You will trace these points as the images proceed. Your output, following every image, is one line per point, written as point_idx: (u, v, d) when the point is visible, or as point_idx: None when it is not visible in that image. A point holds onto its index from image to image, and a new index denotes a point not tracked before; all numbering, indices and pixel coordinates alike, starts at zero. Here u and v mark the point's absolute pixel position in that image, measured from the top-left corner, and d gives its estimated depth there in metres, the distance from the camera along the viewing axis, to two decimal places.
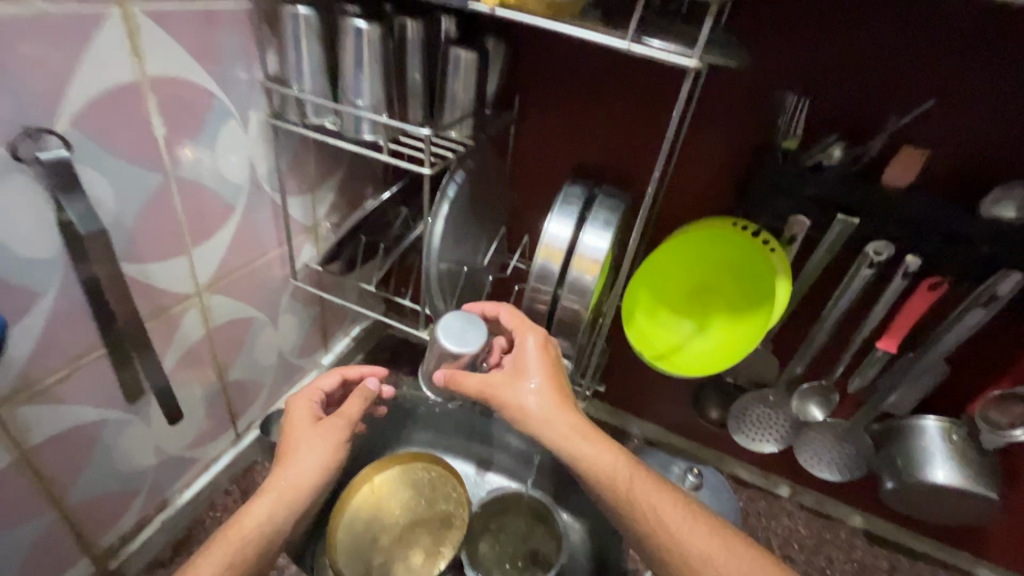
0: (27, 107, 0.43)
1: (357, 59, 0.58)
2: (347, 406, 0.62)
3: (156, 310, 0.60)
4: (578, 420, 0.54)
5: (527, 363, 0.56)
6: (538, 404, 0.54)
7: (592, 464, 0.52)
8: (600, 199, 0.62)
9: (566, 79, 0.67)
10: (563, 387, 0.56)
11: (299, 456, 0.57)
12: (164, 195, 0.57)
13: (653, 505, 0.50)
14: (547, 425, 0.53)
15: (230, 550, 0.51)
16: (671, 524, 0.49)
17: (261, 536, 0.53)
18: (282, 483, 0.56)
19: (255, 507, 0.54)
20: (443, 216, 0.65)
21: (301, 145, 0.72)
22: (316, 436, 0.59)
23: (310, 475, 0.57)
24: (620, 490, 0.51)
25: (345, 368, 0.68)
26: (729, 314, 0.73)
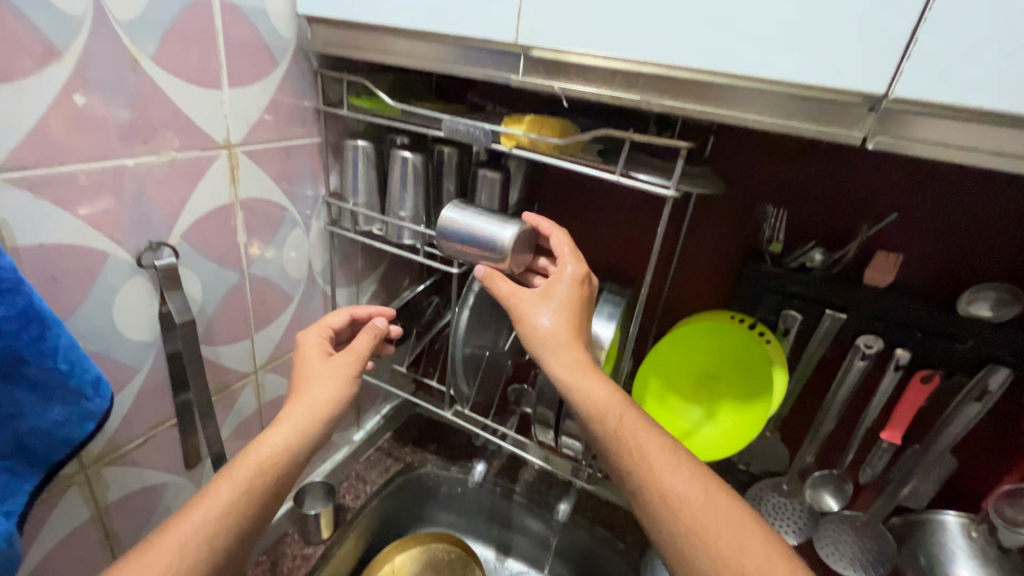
0: (153, 227, 0.55)
1: (403, 181, 0.71)
2: (358, 342, 0.68)
3: (220, 386, 0.70)
4: (582, 356, 0.57)
5: (555, 290, 0.61)
6: (555, 328, 0.59)
7: (587, 396, 0.55)
8: (604, 294, 0.70)
9: (576, 193, 0.79)
10: (578, 322, 0.60)
11: (310, 390, 0.62)
12: (238, 289, 0.68)
13: (640, 443, 0.52)
14: (560, 346, 0.57)
15: (246, 474, 0.54)
16: (655, 461, 0.52)
17: (278, 462, 0.56)
18: (297, 413, 0.60)
19: (272, 434, 0.57)
20: (468, 307, 0.76)
21: (352, 246, 0.85)
22: (328, 371, 0.64)
23: (322, 407, 0.61)
24: (609, 424, 0.53)
25: (356, 309, 0.76)
26: (735, 402, 0.77)
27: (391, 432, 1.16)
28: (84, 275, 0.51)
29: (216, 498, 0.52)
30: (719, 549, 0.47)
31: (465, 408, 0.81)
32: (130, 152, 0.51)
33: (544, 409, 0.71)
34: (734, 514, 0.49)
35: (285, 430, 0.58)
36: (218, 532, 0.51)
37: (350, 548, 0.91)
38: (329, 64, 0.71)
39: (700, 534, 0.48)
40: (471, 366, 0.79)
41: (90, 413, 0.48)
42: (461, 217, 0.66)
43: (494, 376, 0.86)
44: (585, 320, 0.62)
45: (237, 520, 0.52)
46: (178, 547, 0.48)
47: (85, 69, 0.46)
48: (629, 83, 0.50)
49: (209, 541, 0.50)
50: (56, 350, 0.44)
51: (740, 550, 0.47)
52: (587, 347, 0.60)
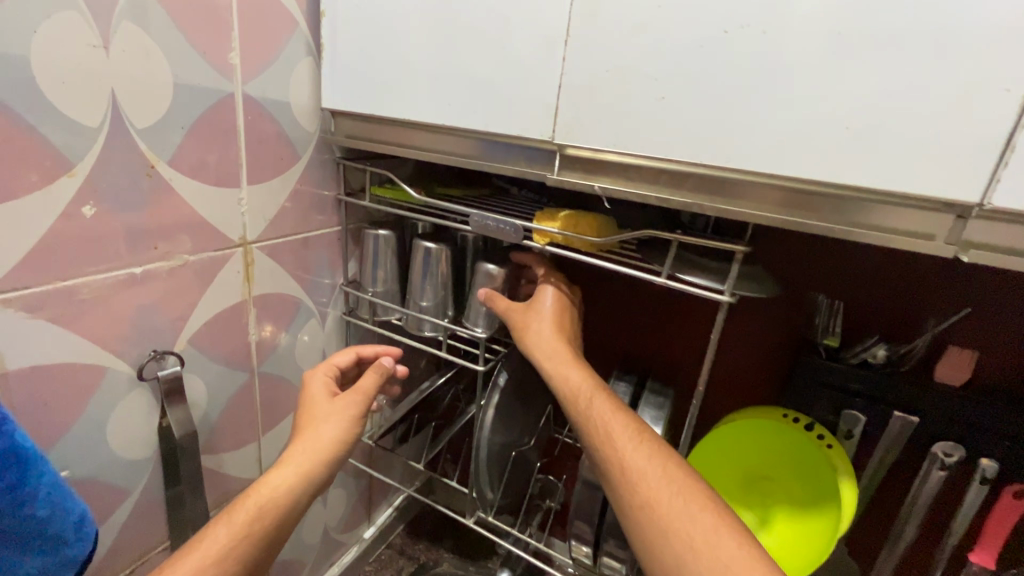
0: (158, 335, 0.51)
1: (425, 271, 0.67)
2: (363, 380, 0.61)
3: (222, 497, 0.64)
4: (561, 345, 0.58)
5: (540, 297, 0.62)
6: (539, 324, 0.60)
7: (564, 380, 0.55)
8: (645, 394, 0.63)
9: (606, 279, 0.74)
10: (564, 322, 0.61)
11: (315, 430, 0.55)
12: (247, 390, 0.63)
13: (606, 419, 0.51)
14: (542, 338, 0.58)
15: (247, 516, 0.48)
16: (618, 436, 0.49)
17: (280, 508, 0.50)
18: (300, 456, 0.53)
19: (274, 477, 0.51)
20: (495, 404, 0.70)
21: (369, 332, 0.81)
22: (334, 412, 0.57)
23: (326, 447, 0.54)
24: (579, 403, 0.53)
25: (361, 347, 0.67)
26: (792, 511, 0.68)
27: (404, 525, 1.07)
28: (77, 395, 0.46)
29: (213, 542, 0.46)
30: (677, 527, 0.43)
31: (489, 515, 0.73)
32: (139, 259, 0.48)
33: (581, 524, 0.62)
34: (694, 491, 0.46)
35: (289, 474, 0.51)
36: None
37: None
38: (352, 154, 0.69)
39: (661, 514, 0.44)
40: (496, 467, 0.72)
41: (68, 560, 0.42)
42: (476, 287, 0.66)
43: (519, 474, 0.79)
44: (572, 323, 0.62)
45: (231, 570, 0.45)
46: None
47: (97, 179, 0.43)
48: (677, 183, 0.46)
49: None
50: (36, 495, 0.39)
51: (691, 524, 0.43)
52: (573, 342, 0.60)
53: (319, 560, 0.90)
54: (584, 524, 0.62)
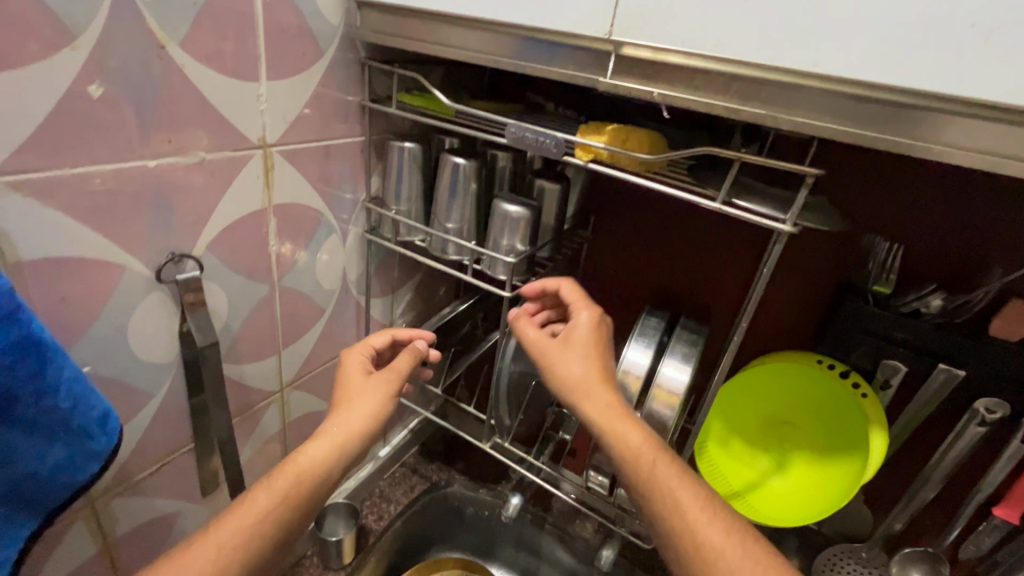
0: (176, 236, 0.49)
1: (452, 188, 0.63)
2: (397, 360, 0.60)
3: (244, 406, 0.64)
4: (614, 398, 0.52)
5: (577, 336, 0.56)
6: (587, 369, 0.53)
7: (620, 439, 0.49)
8: (677, 331, 0.61)
9: (643, 206, 0.70)
10: (608, 365, 0.55)
11: (351, 404, 0.55)
12: (268, 302, 0.62)
13: (673, 489, 0.47)
14: (594, 390, 0.52)
15: (285, 483, 0.49)
16: (691, 512, 0.46)
17: (319, 477, 0.50)
18: (337, 426, 0.53)
19: (311, 447, 0.51)
20: (518, 333, 0.68)
21: (389, 252, 0.78)
22: (370, 387, 0.57)
23: (362, 420, 0.54)
24: (640, 467, 0.48)
25: (397, 328, 0.65)
26: (812, 457, 0.68)
27: (418, 446, 1.10)
28: (95, 292, 0.44)
29: (256, 502, 0.47)
30: None
31: (505, 441, 0.73)
32: (152, 152, 0.44)
33: (602, 456, 0.62)
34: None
35: (324, 446, 0.51)
36: (255, 541, 0.46)
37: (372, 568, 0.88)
38: (378, 54, 0.63)
39: None
40: (516, 395, 0.71)
41: (94, 453, 0.41)
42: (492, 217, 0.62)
43: (537, 404, 0.79)
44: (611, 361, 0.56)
45: (269, 535, 0.47)
46: (216, 551, 0.44)
47: (103, 56, 0.39)
48: (748, 94, 0.40)
49: (241, 552, 0.45)
50: (58, 384, 0.38)
51: None
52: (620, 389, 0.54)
53: None
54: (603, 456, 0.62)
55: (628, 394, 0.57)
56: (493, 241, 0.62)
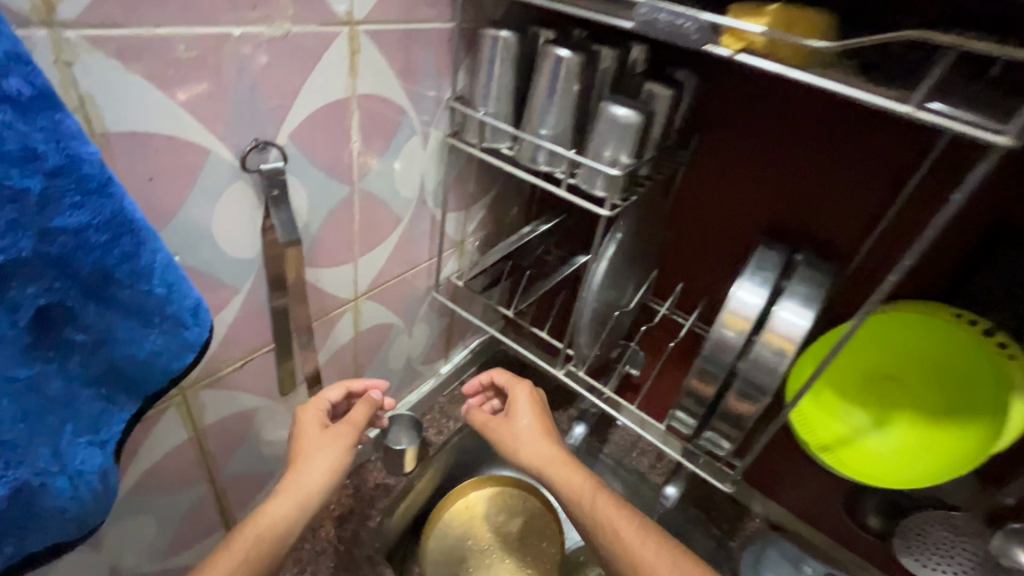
0: (260, 120, 0.45)
1: (551, 87, 0.56)
2: (353, 412, 0.62)
3: (321, 312, 0.63)
4: (558, 449, 0.64)
5: (519, 407, 0.68)
6: (527, 429, 0.66)
7: (565, 481, 0.61)
8: (799, 269, 0.53)
9: (770, 120, 0.62)
10: (549, 427, 0.67)
11: (309, 461, 0.56)
12: (348, 204, 0.58)
13: (613, 520, 0.58)
14: (534, 442, 0.64)
15: (243, 548, 0.50)
16: (628, 538, 0.56)
17: (276, 538, 0.52)
18: (294, 485, 0.54)
19: (269, 508, 0.52)
20: (608, 257, 0.62)
21: (467, 163, 0.73)
22: (324, 444, 0.58)
23: (320, 478, 0.56)
24: (585, 503, 0.59)
25: (351, 381, 0.64)
26: (918, 415, 0.63)
27: (477, 367, 1.10)
28: (180, 175, 0.41)
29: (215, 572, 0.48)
30: None
31: (580, 371, 0.69)
32: (238, 18, 0.39)
33: (690, 397, 0.57)
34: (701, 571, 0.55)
35: (282, 505, 0.53)
36: None
37: (431, 478, 0.91)
38: None
39: None
40: (597, 324, 0.67)
41: (189, 343, 0.40)
42: (595, 124, 0.55)
43: (613, 335, 0.75)
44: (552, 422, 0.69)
45: None
46: None
47: None
48: None
49: None
50: (151, 269, 0.35)
51: None
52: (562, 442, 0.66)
53: (401, 386, 0.92)
54: (693, 398, 0.56)
55: (732, 336, 0.52)
56: (593, 151, 0.55)
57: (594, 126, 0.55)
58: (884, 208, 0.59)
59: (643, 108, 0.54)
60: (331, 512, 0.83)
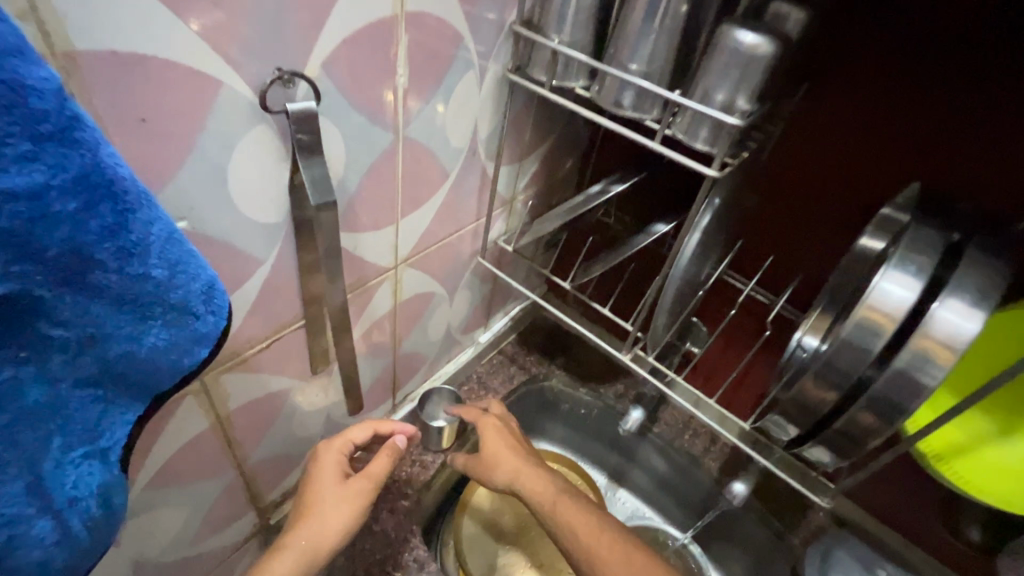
0: (285, 44, 0.34)
1: (652, 7, 0.43)
2: (374, 464, 0.59)
3: (359, 282, 0.54)
4: (521, 464, 0.61)
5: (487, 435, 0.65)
6: (494, 448, 0.63)
7: (530, 490, 0.59)
8: (966, 254, 0.41)
9: (923, 58, 0.49)
10: (518, 444, 0.64)
11: (319, 516, 0.55)
12: (390, 155, 0.48)
13: (571, 522, 0.55)
14: (500, 460, 0.62)
15: None
16: (582, 534, 0.54)
17: None
18: (301, 541, 0.53)
19: (274, 564, 0.51)
20: (702, 228, 0.51)
21: (526, 106, 0.61)
22: (342, 498, 0.56)
23: (330, 535, 0.54)
24: (544, 509, 0.57)
25: (379, 423, 0.64)
26: None
27: (516, 334, 1.02)
28: (184, 116, 0.32)
29: None
30: None
31: (651, 356, 0.60)
32: None
33: (796, 402, 0.47)
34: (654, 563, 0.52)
35: (291, 559, 0.52)
36: None
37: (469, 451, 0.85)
38: None
39: None
40: (676, 306, 0.57)
41: (201, 338, 0.31)
42: (710, 58, 0.42)
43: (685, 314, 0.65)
44: (522, 439, 0.66)
45: None
46: None
47: None
48: None
49: None
50: (147, 244, 0.27)
51: None
52: (531, 455, 0.63)
53: (438, 357, 0.84)
54: (801, 404, 0.47)
55: (871, 336, 0.41)
56: (700, 94, 0.44)
57: (708, 60, 0.43)
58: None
59: (776, 37, 0.41)
60: None
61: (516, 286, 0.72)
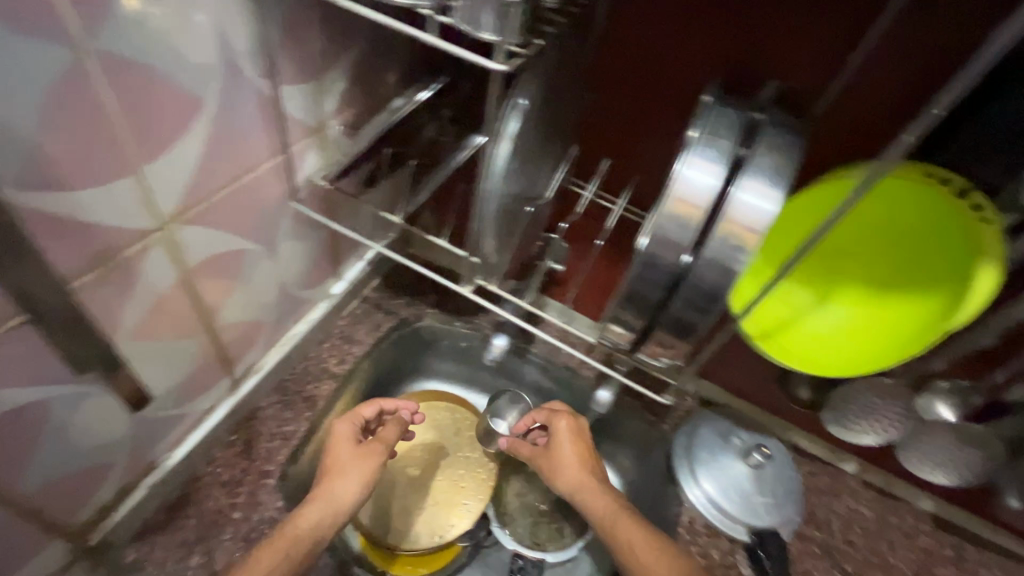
0: None
1: None
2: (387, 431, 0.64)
3: (101, 255, 0.43)
4: (584, 476, 0.64)
5: (560, 444, 0.67)
6: (566, 459, 0.65)
7: (591, 501, 0.62)
8: (764, 133, 0.39)
9: None
10: (586, 455, 0.67)
11: (329, 492, 0.56)
12: (82, 82, 0.37)
13: (628, 539, 0.57)
14: (570, 469, 0.65)
15: (270, 558, 0.49)
16: (639, 551, 0.56)
17: (309, 542, 0.52)
18: (328, 493, 0.56)
19: (305, 514, 0.54)
20: (512, 136, 0.45)
21: (299, 4, 0.49)
22: (362, 459, 0.60)
23: (336, 509, 0.55)
24: (604, 523, 0.60)
25: (385, 400, 0.67)
26: (864, 288, 0.56)
27: (380, 278, 0.93)
28: None
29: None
30: None
31: (492, 284, 0.56)
32: None
33: (628, 308, 0.45)
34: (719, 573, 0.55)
35: (316, 512, 0.54)
36: None
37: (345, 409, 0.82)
38: None
39: None
40: (505, 227, 0.52)
41: None
42: None
43: (527, 234, 0.62)
44: (590, 450, 0.68)
45: None
46: None
47: None
48: None
49: None
50: None
51: None
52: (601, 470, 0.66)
53: (281, 319, 0.75)
54: (628, 310, 0.45)
55: (679, 230, 0.39)
56: None
57: None
58: (863, 24, 0.45)
59: None
60: (215, 476, 0.70)
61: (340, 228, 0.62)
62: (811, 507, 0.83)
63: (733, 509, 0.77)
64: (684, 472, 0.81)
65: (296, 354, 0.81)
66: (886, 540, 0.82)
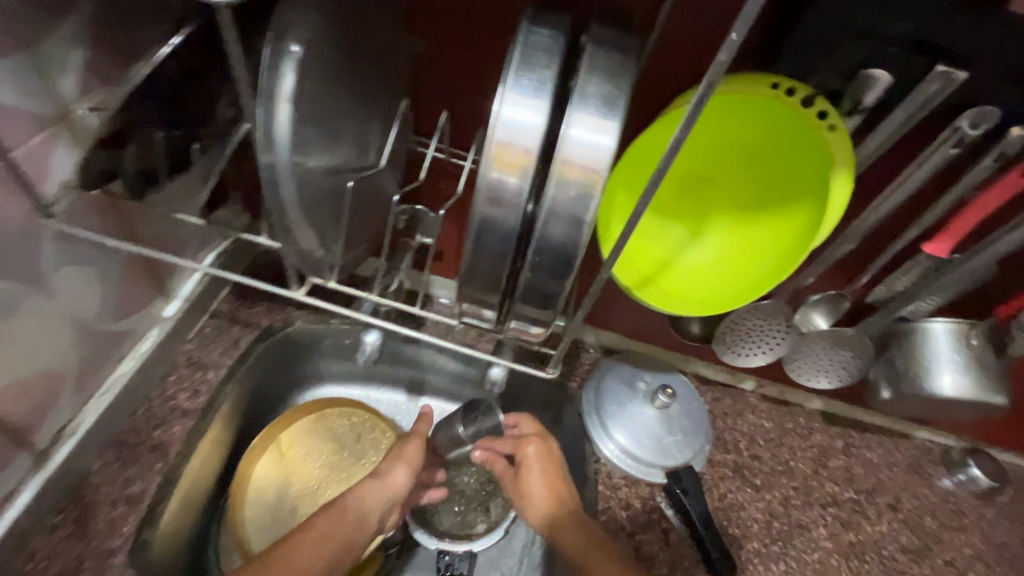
0: None
1: None
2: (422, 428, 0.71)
3: None
4: (553, 508, 0.67)
5: (529, 474, 0.68)
6: (535, 490, 0.67)
7: (562, 532, 0.65)
8: (588, 52, 0.33)
9: None
10: (557, 482, 0.68)
11: (382, 482, 0.65)
12: None
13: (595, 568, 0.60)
14: (538, 499, 0.67)
15: (321, 531, 0.59)
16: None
17: (359, 521, 0.61)
18: (374, 479, 0.65)
19: (358, 497, 0.62)
20: (290, 93, 0.36)
21: None
22: (408, 452, 0.68)
23: (383, 499, 0.64)
24: (574, 551, 0.63)
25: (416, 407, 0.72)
26: (732, 214, 0.54)
27: (231, 287, 0.80)
28: None
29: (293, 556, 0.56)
30: None
31: (330, 282, 0.47)
32: None
33: (477, 284, 0.39)
34: None
35: (366, 495, 0.63)
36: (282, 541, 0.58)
37: (218, 440, 0.70)
38: None
39: None
40: (322, 211, 0.43)
41: None
42: None
43: (366, 213, 0.52)
44: (561, 475, 0.69)
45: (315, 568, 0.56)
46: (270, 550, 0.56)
47: None
48: None
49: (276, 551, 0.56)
50: None
51: None
52: (571, 499, 0.67)
53: (89, 361, 0.62)
54: (477, 288, 0.39)
55: (510, 182, 0.33)
56: None
57: None
58: None
59: None
60: (41, 567, 0.59)
61: (138, 248, 0.51)
62: (718, 430, 0.85)
63: (646, 453, 0.77)
64: (596, 427, 0.79)
65: (133, 398, 0.68)
66: (788, 446, 0.86)
